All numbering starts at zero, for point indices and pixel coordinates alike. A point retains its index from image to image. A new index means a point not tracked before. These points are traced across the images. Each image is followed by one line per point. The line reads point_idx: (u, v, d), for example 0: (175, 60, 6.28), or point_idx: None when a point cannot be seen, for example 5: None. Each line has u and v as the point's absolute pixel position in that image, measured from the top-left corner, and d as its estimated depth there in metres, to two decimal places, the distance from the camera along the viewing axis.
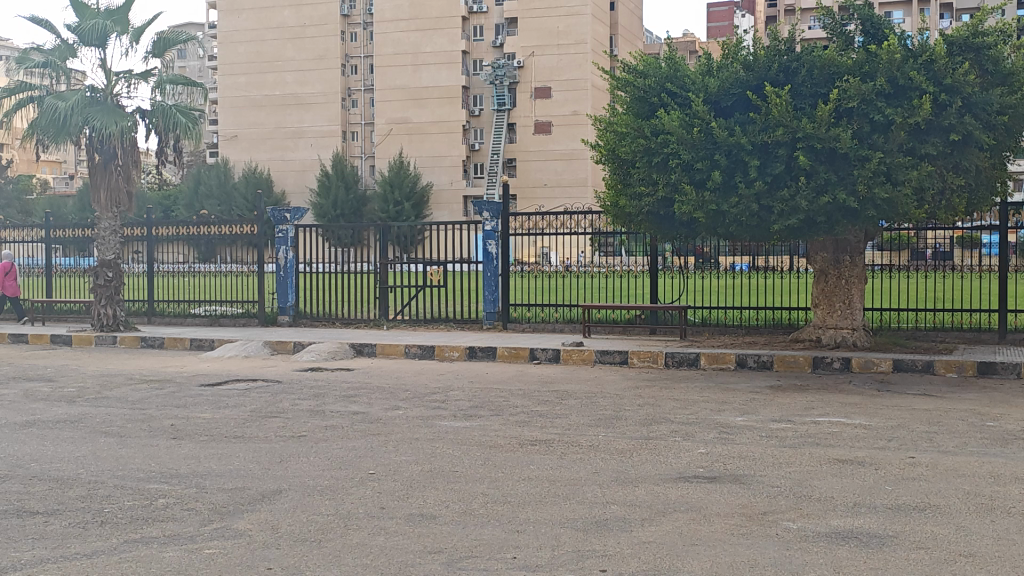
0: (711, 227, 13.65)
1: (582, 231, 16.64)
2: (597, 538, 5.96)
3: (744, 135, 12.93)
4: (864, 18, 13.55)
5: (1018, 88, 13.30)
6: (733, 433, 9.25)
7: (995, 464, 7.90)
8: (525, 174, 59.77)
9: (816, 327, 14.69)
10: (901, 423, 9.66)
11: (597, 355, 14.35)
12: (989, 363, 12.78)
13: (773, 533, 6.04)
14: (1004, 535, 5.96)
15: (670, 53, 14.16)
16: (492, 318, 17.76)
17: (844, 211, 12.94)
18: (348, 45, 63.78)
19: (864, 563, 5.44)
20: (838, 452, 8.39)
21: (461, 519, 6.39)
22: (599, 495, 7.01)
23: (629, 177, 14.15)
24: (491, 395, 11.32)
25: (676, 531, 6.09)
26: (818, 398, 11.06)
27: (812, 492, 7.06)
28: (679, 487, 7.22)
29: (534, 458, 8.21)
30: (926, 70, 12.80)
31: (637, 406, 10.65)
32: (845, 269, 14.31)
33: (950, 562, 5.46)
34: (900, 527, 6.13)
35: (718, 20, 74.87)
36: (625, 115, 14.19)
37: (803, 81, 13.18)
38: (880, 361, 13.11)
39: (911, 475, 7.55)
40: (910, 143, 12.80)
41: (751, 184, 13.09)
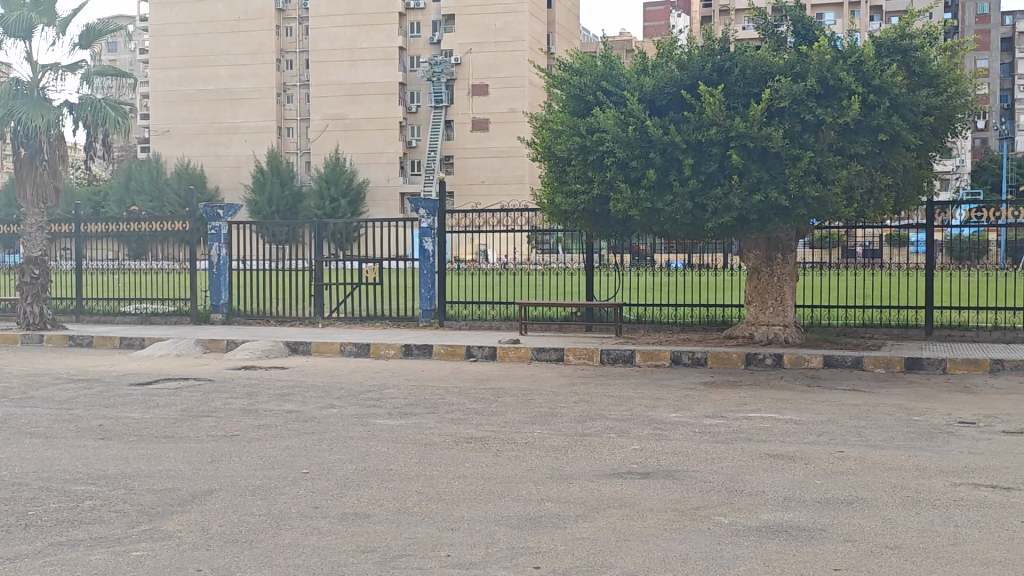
0: (646, 224, 13.78)
1: (518, 229, 16.64)
2: (532, 535, 5.96)
3: (678, 134, 13.04)
4: (795, 19, 13.73)
5: (944, 89, 13.59)
6: (667, 429, 9.32)
7: (922, 458, 8.07)
8: (463, 171, 59.70)
9: (748, 323, 14.89)
10: (831, 417, 9.82)
11: (533, 352, 14.41)
12: (916, 359, 13.09)
13: (705, 528, 6.10)
14: (929, 527, 6.09)
15: (605, 52, 14.25)
16: (429, 315, 17.71)
17: (775, 210, 13.15)
18: (284, 40, 63.10)
19: (794, 556, 5.53)
20: (769, 447, 8.51)
21: (394, 518, 6.35)
22: (534, 492, 7.02)
23: (565, 175, 14.21)
24: (427, 393, 11.28)
25: (609, 527, 6.12)
26: (750, 394, 11.20)
27: (743, 486, 7.14)
28: (614, 483, 7.26)
29: (468, 456, 8.20)
30: (856, 71, 13.01)
31: (573, 402, 10.69)
32: (776, 266, 14.52)
33: (876, 554, 5.56)
34: (828, 521, 6.23)
35: (654, 18, 75.39)
36: (561, 113, 14.24)
37: (736, 81, 13.33)
38: (810, 356, 13.32)
39: (840, 469, 7.68)
40: (839, 143, 13.03)
41: (685, 182, 13.22)
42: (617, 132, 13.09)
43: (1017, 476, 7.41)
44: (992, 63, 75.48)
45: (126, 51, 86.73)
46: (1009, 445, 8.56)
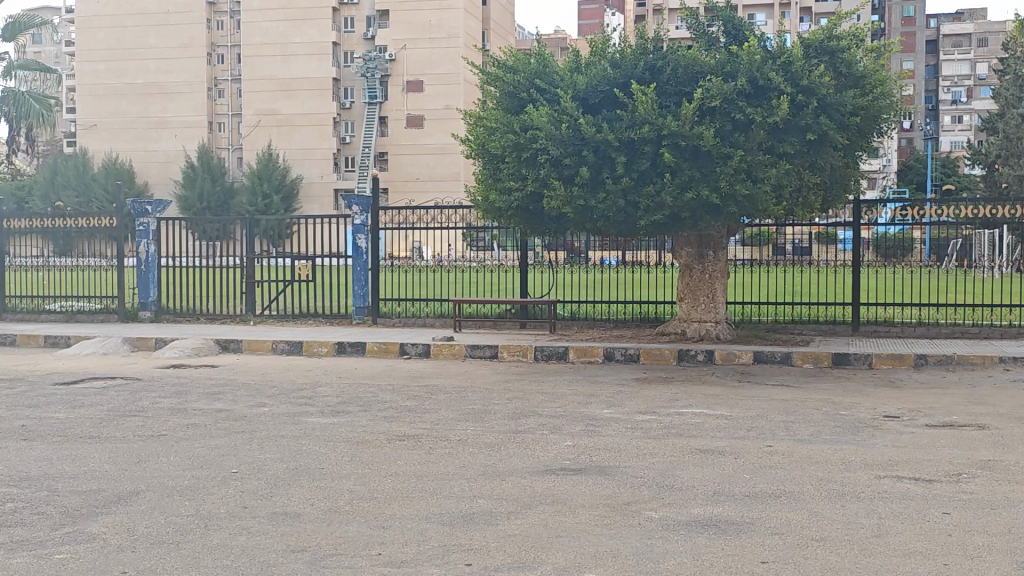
0: (580, 221, 13.85)
1: (453, 226, 16.61)
2: (464, 532, 5.96)
3: (611, 132, 13.10)
4: (726, 19, 13.88)
5: (870, 90, 13.87)
6: (600, 425, 9.38)
7: (847, 452, 8.23)
8: (398, 168, 59.46)
9: (681, 320, 15.01)
10: (760, 412, 9.97)
11: (467, 349, 14.40)
12: (843, 354, 13.34)
13: (636, 523, 6.15)
14: (854, 519, 6.21)
15: (539, 48, 14.26)
16: (362, 313, 17.58)
17: (707, 207, 13.31)
18: (216, 33, 62.19)
19: (722, 550, 5.60)
20: (700, 442, 8.61)
21: (325, 517, 6.29)
22: (466, 489, 7.02)
23: (498, 172, 14.21)
24: (360, 391, 11.20)
25: (541, 523, 6.14)
26: (682, 390, 11.31)
27: (674, 481, 7.21)
28: (546, 480, 7.28)
29: (400, 453, 8.16)
30: (784, 71, 13.21)
31: (506, 399, 10.71)
32: (708, 263, 14.70)
33: (803, 547, 5.65)
34: (756, 515, 6.32)
35: (589, 17, 75.72)
36: (494, 109, 14.23)
37: (668, 80, 13.43)
38: (741, 352, 13.47)
39: (768, 463, 7.80)
40: (769, 142, 13.21)
41: (618, 180, 13.31)
42: (551, 130, 13.11)
43: (938, 468, 7.60)
44: (918, 65, 77.31)
45: (50, 43, 84.83)
46: (931, 438, 8.78)
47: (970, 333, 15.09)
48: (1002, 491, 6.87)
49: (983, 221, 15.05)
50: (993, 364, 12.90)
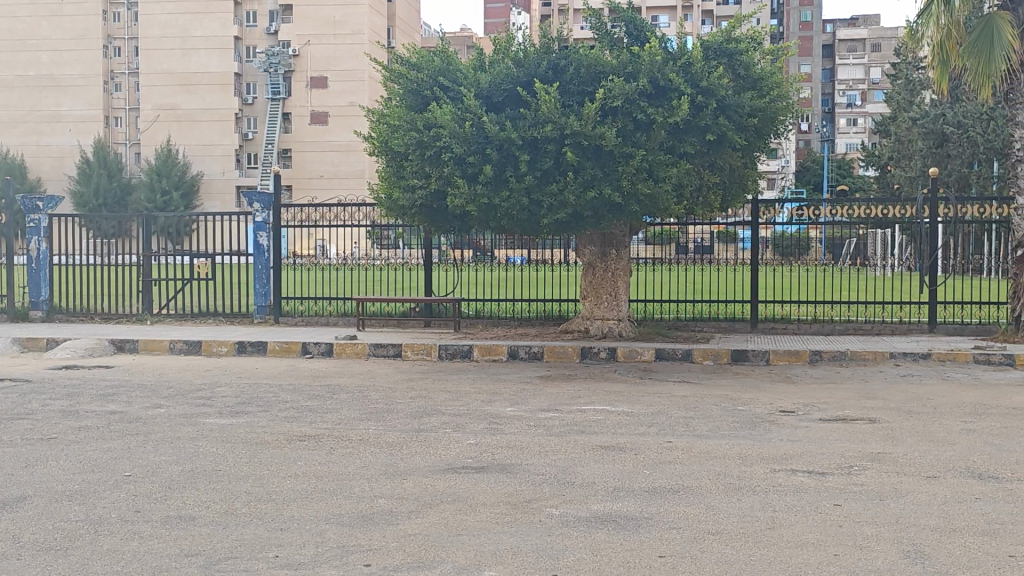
0: (483, 219, 13.88)
1: (357, 224, 16.43)
2: (363, 533, 5.90)
3: (514, 130, 13.13)
4: (628, 20, 14.01)
5: (767, 92, 14.17)
6: (503, 423, 9.39)
7: (744, 446, 8.39)
8: (303, 165, 58.83)
9: (584, 318, 15.12)
10: (661, 409, 10.11)
11: (370, 348, 14.29)
12: (741, 350, 13.59)
13: (537, 520, 6.17)
14: (749, 512, 6.33)
15: (442, 46, 14.22)
16: (263, 312, 17.28)
17: (609, 206, 13.46)
18: (111, 26, 60.33)
19: (620, 545, 5.65)
20: (601, 439, 8.68)
21: (221, 520, 6.18)
22: (367, 488, 6.96)
23: (401, 170, 14.12)
24: (260, 391, 11.03)
25: (441, 522, 6.11)
26: (585, 387, 11.41)
27: (575, 478, 7.26)
28: (447, 478, 7.25)
29: (301, 454, 8.06)
30: (684, 72, 13.40)
31: (409, 398, 10.65)
32: (611, 262, 14.86)
33: (699, 540, 5.74)
34: (654, 510, 6.39)
35: (495, 16, 75.94)
36: (397, 107, 14.15)
37: (571, 80, 13.53)
38: (642, 350, 13.66)
39: (667, 458, 7.90)
40: (669, 142, 13.39)
41: (521, 179, 13.34)
42: (454, 128, 13.08)
43: (830, 461, 7.79)
44: (814, 69, 79.56)
45: None
46: (824, 432, 9.00)
47: (863, 329, 15.53)
48: (890, 483, 7.07)
49: (876, 220, 15.47)
50: (884, 359, 13.29)
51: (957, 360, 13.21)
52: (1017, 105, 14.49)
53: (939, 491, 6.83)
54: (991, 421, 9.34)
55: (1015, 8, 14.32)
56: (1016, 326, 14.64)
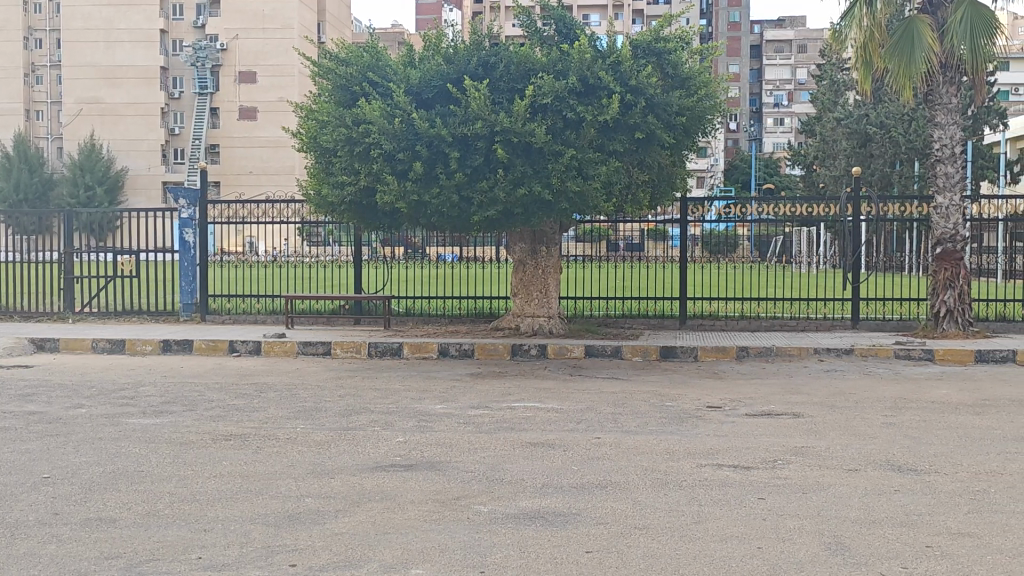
0: (414, 216, 13.83)
1: (286, 221, 16.21)
2: (290, 533, 5.84)
3: (444, 127, 13.08)
4: (557, 18, 14.03)
5: (695, 92, 14.33)
6: (432, 420, 9.36)
7: (671, 442, 8.47)
8: (231, 160, 58.07)
9: (514, 315, 15.17)
10: (590, 405, 10.16)
11: (299, 346, 14.13)
12: (670, 347, 13.75)
13: (465, 517, 6.16)
14: (676, 506, 6.40)
15: (371, 41, 14.12)
16: (190, 310, 17.02)
17: (539, 204, 13.48)
18: (32, 17, 59.48)
19: (548, 541, 5.67)
20: (530, 436, 8.70)
21: (143, 521, 6.06)
22: (293, 488, 6.88)
23: (331, 166, 14.03)
24: (186, 390, 10.84)
25: (368, 521, 6.07)
26: (515, 384, 11.44)
27: (504, 475, 7.26)
28: (376, 476, 7.21)
29: (226, 453, 7.95)
30: (614, 71, 13.47)
31: (337, 397, 10.56)
32: (541, 258, 14.89)
33: (626, 535, 5.78)
34: (583, 506, 6.43)
35: (427, 12, 75.63)
36: (326, 103, 14.02)
37: (501, 76, 13.54)
38: (573, 346, 13.74)
39: (596, 455, 7.94)
40: (599, 140, 13.46)
41: (451, 176, 13.31)
42: (383, 124, 12.99)
43: (755, 456, 7.90)
44: (742, 69, 80.72)
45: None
46: (749, 426, 9.13)
47: (788, 325, 15.80)
48: (813, 476, 7.20)
49: (801, 219, 15.72)
50: (808, 355, 13.56)
51: (879, 356, 13.52)
52: (936, 106, 14.84)
53: (859, 484, 6.97)
54: (909, 415, 9.56)
55: (934, 12, 14.72)
56: (935, 321, 15.00)
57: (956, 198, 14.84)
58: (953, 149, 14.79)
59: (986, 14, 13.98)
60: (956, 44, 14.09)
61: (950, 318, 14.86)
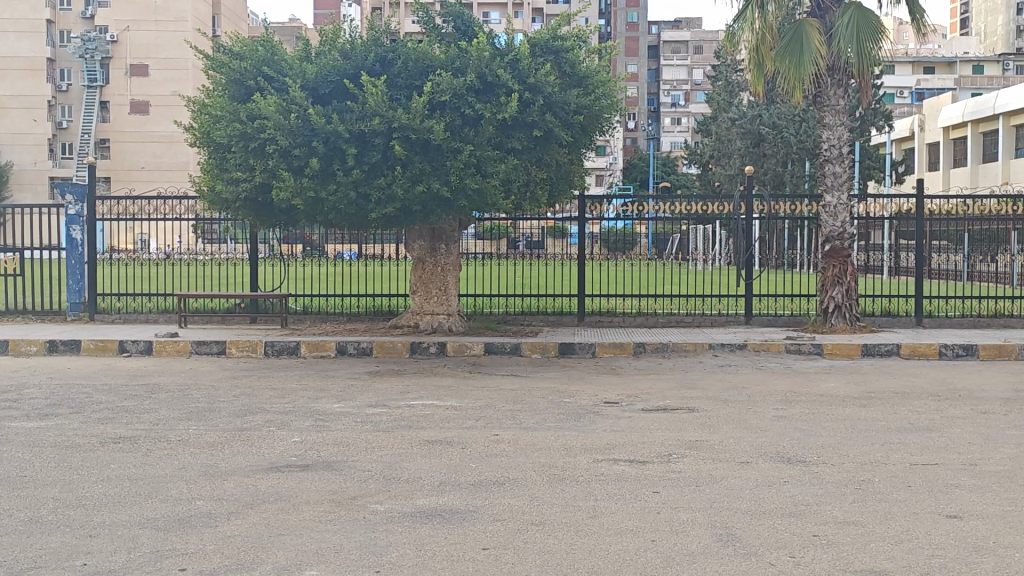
0: (310, 213, 13.67)
1: (178, 218, 15.80)
2: (179, 537, 5.70)
3: (341, 123, 12.94)
4: (455, 15, 13.99)
5: (592, 90, 14.48)
6: (329, 420, 9.25)
7: (569, 438, 8.53)
8: (122, 156, 56.48)
9: (413, 313, 15.12)
10: (489, 402, 10.17)
11: (193, 346, 13.85)
12: (568, 344, 13.85)
13: (361, 517, 6.11)
14: (572, 502, 6.44)
15: (266, 36, 13.88)
16: (77, 309, 16.53)
17: (437, 201, 13.45)
18: None
19: (445, 539, 5.65)
20: (428, 434, 8.66)
21: (25, 528, 5.85)
22: (184, 491, 6.72)
23: (225, 162, 13.81)
24: (72, 392, 10.51)
25: (262, 523, 5.97)
26: (414, 382, 11.38)
27: (401, 473, 7.22)
28: (270, 477, 7.10)
29: (115, 456, 7.73)
30: (512, 68, 13.49)
31: (231, 397, 10.37)
32: (440, 256, 14.85)
33: (522, 531, 5.79)
34: (481, 502, 6.43)
35: (324, 6, 74.67)
36: (220, 97, 13.77)
37: (399, 73, 13.45)
38: (472, 344, 13.74)
39: (494, 452, 7.96)
40: (497, 137, 13.49)
41: (348, 172, 13.20)
42: (279, 120, 12.77)
43: (650, 450, 8.00)
44: (640, 69, 81.89)
45: None
46: (645, 422, 9.24)
47: (684, 321, 16.07)
48: (707, 469, 7.34)
49: (697, 216, 16.00)
50: (703, 350, 13.80)
51: (771, 350, 13.84)
52: (824, 107, 15.27)
53: (750, 476, 7.13)
54: (799, 408, 9.81)
55: (822, 15, 15.13)
56: (824, 317, 15.40)
57: (843, 197, 15.30)
58: (841, 149, 15.26)
59: (871, 21, 14.46)
60: (843, 48, 14.53)
61: (838, 314, 15.26)
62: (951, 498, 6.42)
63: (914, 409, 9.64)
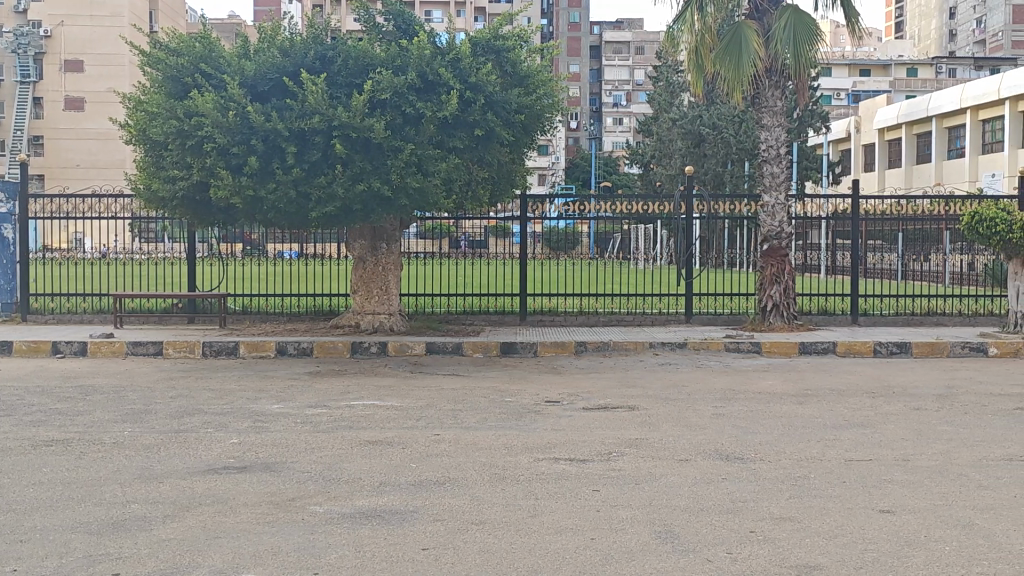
0: (249, 212, 13.54)
1: (114, 216, 15.53)
2: (113, 541, 5.60)
3: (281, 121, 12.81)
4: (396, 14, 13.91)
5: (533, 90, 14.51)
6: (268, 421, 9.15)
7: (510, 437, 8.54)
8: (56, 153, 55.40)
9: (354, 313, 15.03)
10: (430, 402, 10.14)
11: (129, 347, 13.63)
12: (510, 343, 13.86)
13: (300, 518, 6.06)
14: (512, 501, 6.44)
15: (203, 31, 13.69)
16: (9, 310, 16.16)
17: (378, 200, 13.38)
18: None
19: (384, 540, 5.62)
20: (368, 434, 8.61)
21: None
22: (118, 494, 6.60)
23: (162, 160, 13.63)
24: (3, 394, 10.26)
25: (198, 526, 5.89)
26: (354, 382, 11.30)
27: (341, 474, 7.17)
28: (207, 479, 7.01)
29: (47, 460, 7.57)
30: (453, 67, 13.46)
31: (168, 398, 10.22)
32: (381, 255, 14.79)
33: (462, 531, 5.78)
34: (421, 503, 6.41)
35: (264, 3, 73.93)
36: (156, 94, 13.55)
37: (339, 71, 13.36)
38: (413, 344, 13.69)
39: (434, 452, 7.93)
40: (439, 137, 13.46)
41: (288, 171, 13.08)
42: (217, 117, 12.61)
43: (590, 449, 8.04)
44: (582, 68, 82.24)
45: None
46: (586, 421, 9.28)
47: (625, 320, 16.17)
48: (646, 467, 7.39)
49: (638, 216, 16.10)
50: (644, 349, 13.90)
51: (711, 349, 13.97)
52: (763, 108, 15.46)
53: (690, 473, 7.19)
54: (738, 406, 9.93)
55: (761, 17, 15.31)
56: (762, 315, 15.60)
57: (781, 197, 15.52)
58: (778, 150, 15.46)
59: (808, 24, 14.67)
60: (780, 51, 14.72)
61: (776, 312, 15.47)
62: (885, 494, 6.54)
63: (849, 406, 9.80)
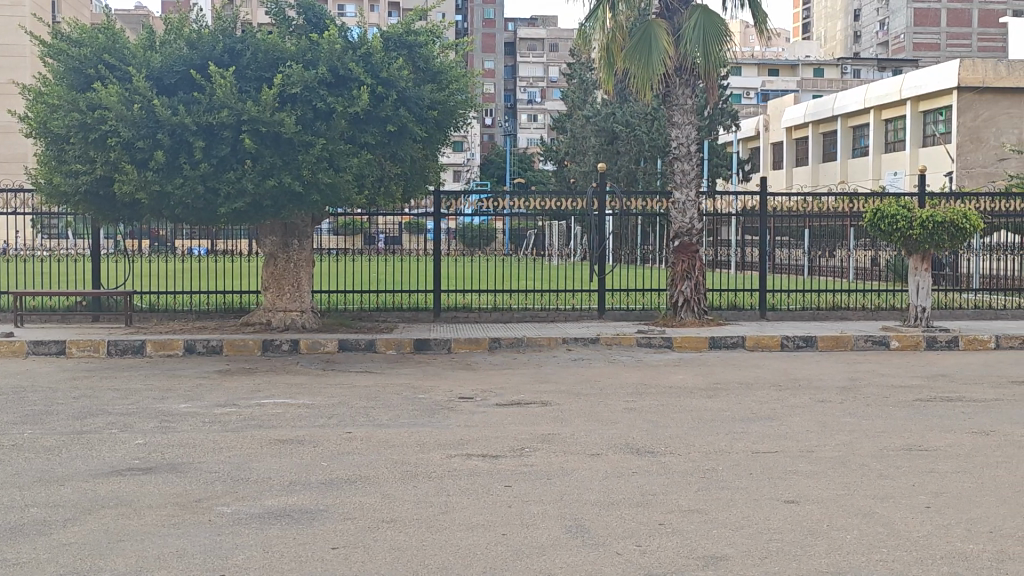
0: (155, 207, 13.25)
1: (15, 211, 14.96)
2: (10, 546, 5.43)
3: (188, 115, 12.61)
4: (306, 8, 13.78)
5: (446, 86, 14.46)
6: (175, 421, 8.96)
7: (422, 434, 8.51)
8: None
9: (265, 310, 14.81)
10: (342, 400, 10.04)
11: (29, 346, 13.23)
12: (424, 340, 13.81)
13: (207, 520, 5.95)
14: (424, 498, 6.43)
15: (107, 22, 13.38)
16: None
17: (289, 195, 13.20)
18: None
19: (294, 540, 5.55)
20: (279, 433, 8.50)
21: None
22: (17, 498, 6.41)
23: (63, 154, 13.25)
24: None
25: (101, 529, 5.75)
26: (264, 380, 11.14)
27: (250, 474, 7.07)
28: (110, 481, 6.85)
29: None
30: (365, 62, 13.39)
31: (71, 398, 9.94)
32: (292, 252, 14.63)
33: (372, 529, 5.74)
34: (330, 501, 6.36)
35: None
36: (57, 86, 13.17)
37: (248, 64, 13.17)
38: (325, 341, 13.55)
39: (346, 450, 7.86)
40: (350, 132, 13.33)
41: (196, 166, 12.85)
42: (121, 110, 12.34)
43: (503, 445, 8.05)
44: (497, 65, 82.46)
45: None
46: (499, 416, 9.29)
47: (539, 316, 16.25)
48: (558, 462, 7.43)
49: (551, 212, 16.18)
50: (557, 344, 13.98)
51: (623, 344, 14.11)
52: (674, 106, 15.66)
53: (600, 467, 7.26)
54: (649, 400, 10.04)
55: (671, 17, 15.50)
56: (674, 311, 15.78)
57: (691, 194, 15.76)
58: (689, 147, 15.69)
59: (716, 23, 14.92)
60: (690, 49, 14.94)
61: (687, 308, 15.66)
62: (790, 484, 6.68)
63: (756, 399, 9.99)
